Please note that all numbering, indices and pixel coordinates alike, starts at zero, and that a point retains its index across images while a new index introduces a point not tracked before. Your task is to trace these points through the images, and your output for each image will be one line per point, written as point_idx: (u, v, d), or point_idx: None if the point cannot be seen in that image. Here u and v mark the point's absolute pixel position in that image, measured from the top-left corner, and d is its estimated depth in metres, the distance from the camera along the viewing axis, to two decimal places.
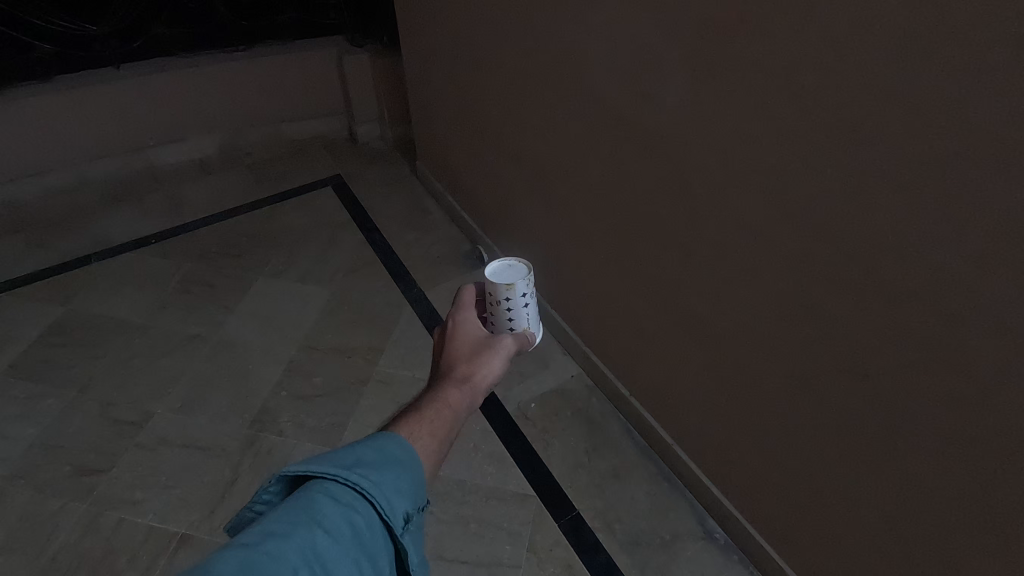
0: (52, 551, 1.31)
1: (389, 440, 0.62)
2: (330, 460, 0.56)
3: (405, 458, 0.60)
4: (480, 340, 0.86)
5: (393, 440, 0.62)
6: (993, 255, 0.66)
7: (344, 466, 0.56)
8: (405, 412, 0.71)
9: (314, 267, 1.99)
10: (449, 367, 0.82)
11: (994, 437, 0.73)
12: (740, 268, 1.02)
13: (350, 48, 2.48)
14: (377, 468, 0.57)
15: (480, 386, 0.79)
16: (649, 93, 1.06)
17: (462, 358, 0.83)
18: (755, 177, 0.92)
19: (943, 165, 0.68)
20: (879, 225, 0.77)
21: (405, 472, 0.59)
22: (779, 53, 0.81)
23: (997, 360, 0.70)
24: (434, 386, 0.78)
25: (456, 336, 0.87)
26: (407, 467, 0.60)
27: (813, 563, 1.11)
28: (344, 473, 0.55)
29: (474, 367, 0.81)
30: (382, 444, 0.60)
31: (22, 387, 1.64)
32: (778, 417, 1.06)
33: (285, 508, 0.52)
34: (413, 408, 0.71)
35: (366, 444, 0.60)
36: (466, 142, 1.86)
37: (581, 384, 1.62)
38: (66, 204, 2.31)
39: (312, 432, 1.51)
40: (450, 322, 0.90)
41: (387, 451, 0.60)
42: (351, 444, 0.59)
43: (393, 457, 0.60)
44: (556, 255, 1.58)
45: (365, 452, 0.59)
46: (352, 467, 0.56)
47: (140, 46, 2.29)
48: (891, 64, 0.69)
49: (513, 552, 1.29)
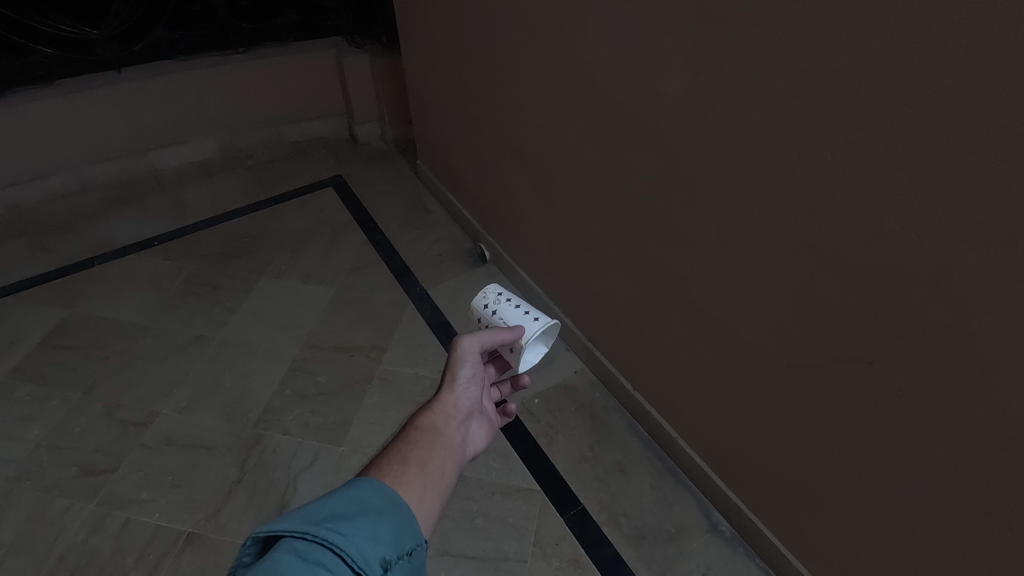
0: (59, 551, 1.31)
1: (360, 487, 0.62)
2: (297, 517, 0.55)
3: (378, 504, 0.60)
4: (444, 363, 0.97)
5: (365, 488, 0.62)
6: (997, 239, 0.66)
7: (311, 521, 0.55)
8: (393, 457, 0.75)
9: (316, 267, 2.00)
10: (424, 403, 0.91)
11: (1000, 423, 0.73)
12: (741, 259, 1.02)
13: (349, 49, 2.48)
14: (348, 521, 0.56)
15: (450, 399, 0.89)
16: (648, 86, 1.06)
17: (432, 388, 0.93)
18: (755, 167, 0.92)
19: (944, 152, 0.68)
20: (880, 210, 0.77)
21: (380, 520, 0.58)
22: (778, 43, 0.81)
23: (1001, 344, 0.70)
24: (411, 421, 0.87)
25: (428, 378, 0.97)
26: (383, 515, 0.59)
27: (818, 551, 1.11)
28: (312, 530, 0.54)
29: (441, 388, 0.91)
30: (355, 494, 0.60)
31: (26, 389, 1.65)
32: (782, 408, 1.06)
33: (249, 573, 0.49)
34: (400, 455, 0.75)
35: (338, 497, 0.60)
36: (466, 139, 1.86)
37: (584, 379, 1.63)
38: (68, 207, 2.32)
39: (317, 430, 1.52)
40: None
41: (360, 500, 0.60)
42: (322, 499, 0.58)
43: (368, 508, 0.59)
44: (558, 251, 1.58)
45: (339, 505, 0.58)
46: (322, 522, 0.55)
47: (141, 48, 2.28)
48: (891, 50, 0.69)
49: (519, 547, 1.29)
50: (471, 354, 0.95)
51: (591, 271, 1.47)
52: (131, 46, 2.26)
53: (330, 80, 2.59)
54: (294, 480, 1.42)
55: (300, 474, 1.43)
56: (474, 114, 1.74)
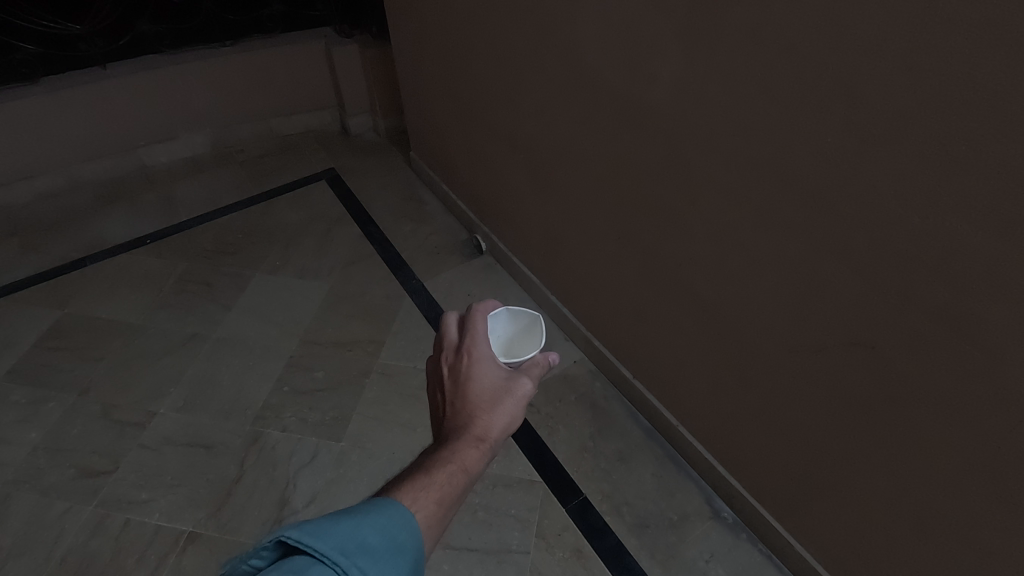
0: (60, 553, 1.31)
1: (394, 515, 0.56)
2: (328, 536, 0.50)
3: (407, 544, 0.55)
4: (499, 381, 0.78)
5: (398, 517, 0.56)
6: (1000, 218, 0.65)
7: (342, 551, 0.50)
8: (430, 495, 0.62)
9: (311, 262, 1.98)
10: (460, 422, 0.74)
11: (1004, 404, 0.73)
12: (741, 244, 1.00)
13: (338, 39, 2.45)
14: (375, 558, 0.52)
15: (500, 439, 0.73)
16: (643, 70, 1.04)
17: (478, 406, 0.75)
18: (754, 150, 0.90)
19: (952, 130, 0.66)
20: (882, 192, 0.75)
21: (403, 564, 0.54)
22: (774, 22, 0.79)
23: (1004, 326, 0.69)
24: (446, 440, 0.71)
25: (469, 382, 0.78)
26: (406, 557, 0.54)
27: (820, 536, 1.11)
28: (340, 561, 0.49)
29: (491, 420, 0.74)
30: (387, 524, 0.55)
31: (22, 392, 1.63)
32: (783, 394, 1.05)
33: None
34: (438, 495, 0.62)
35: (370, 521, 0.54)
36: (459, 128, 1.83)
37: (583, 369, 1.62)
38: (58, 207, 2.29)
39: (317, 426, 1.51)
40: (464, 360, 0.80)
41: (392, 533, 0.54)
42: (354, 520, 0.53)
43: (396, 543, 0.54)
44: (554, 240, 1.57)
45: (369, 533, 0.53)
46: (349, 554, 0.50)
47: (126, 43, 2.25)
48: (893, 27, 0.67)
49: (522, 539, 1.29)
50: (525, 399, 0.79)
51: (589, 260, 1.45)
52: (116, 41, 2.23)
53: (320, 72, 2.56)
54: (294, 477, 1.41)
55: (299, 471, 1.42)
56: (466, 103, 1.71)
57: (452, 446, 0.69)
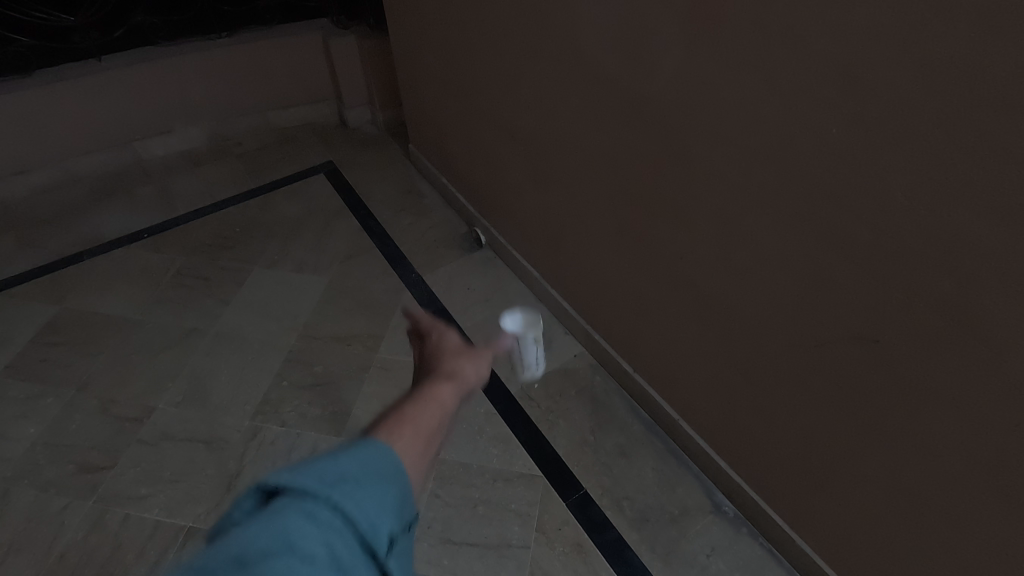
0: (59, 549, 1.31)
1: (372, 445, 0.49)
2: (298, 472, 0.43)
3: (394, 465, 0.48)
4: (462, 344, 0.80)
5: (379, 446, 0.49)
6: (1010, 211, 0.64)
7: (317, 479, 0.43)
8: (405, 424, 0.58)
9: (309, 256, 1.96)
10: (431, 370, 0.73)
11: (1010, 400, 0.72)
12: (743, 237, 0.99)
13: (336, 30, 2.42)
14: (358, 482, 0.44)
15: (471, 383, 0.72)
16: (643, 60, 1.02)
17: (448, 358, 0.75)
18: (757, 143, 0.88)
19: (960, 121, 0.64)
20: (887, 184, 0.74)
21: (393, 484, 0.47)
22: (778, 10, 0.77)
23: (1012, 320, 0.68)
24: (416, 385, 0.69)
25: (436, 344, 0.79)
26: (397, 480, 0.47)
27: (821, 530, 1.11)
28: (315, 490, 0.42)
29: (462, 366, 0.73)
30: (367, 450, 0.47)
31: (20, 387, 1.62)
32: (785, 389, 1.04)
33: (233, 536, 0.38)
34: (414, 425, 0.58)
35: (346, 449, 0.47)
36: (457, 120, 1.81)
37: (584, 363, 1.61)
38: (55, 201, 2.27)
39: (316, 421, 1.50)
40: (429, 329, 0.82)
41: (372, 457, 0.47)
42: (328, 452, 0.46)
43: (381, 466, 0.47)
44: (554, 233, 1.56)
45: (348, 461, 0.46)
46: (328, 481, 0.43)
47: (121, 35, 2.20)
48: (902, 14, 0.65)
49: (522, 533, 1.29)
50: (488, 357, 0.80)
51: (590, 253, 1.44)
52: (112, 33, 2.17)
53: (317, 64, 2.54)
54: None
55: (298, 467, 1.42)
56: (464, 95, 1.69)
57: (422, 386, 0.68)
